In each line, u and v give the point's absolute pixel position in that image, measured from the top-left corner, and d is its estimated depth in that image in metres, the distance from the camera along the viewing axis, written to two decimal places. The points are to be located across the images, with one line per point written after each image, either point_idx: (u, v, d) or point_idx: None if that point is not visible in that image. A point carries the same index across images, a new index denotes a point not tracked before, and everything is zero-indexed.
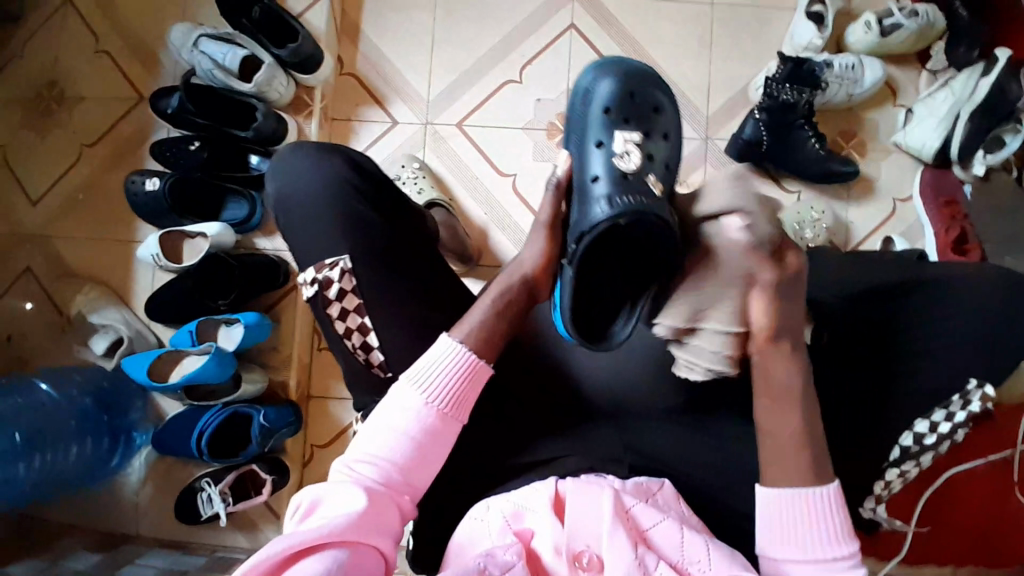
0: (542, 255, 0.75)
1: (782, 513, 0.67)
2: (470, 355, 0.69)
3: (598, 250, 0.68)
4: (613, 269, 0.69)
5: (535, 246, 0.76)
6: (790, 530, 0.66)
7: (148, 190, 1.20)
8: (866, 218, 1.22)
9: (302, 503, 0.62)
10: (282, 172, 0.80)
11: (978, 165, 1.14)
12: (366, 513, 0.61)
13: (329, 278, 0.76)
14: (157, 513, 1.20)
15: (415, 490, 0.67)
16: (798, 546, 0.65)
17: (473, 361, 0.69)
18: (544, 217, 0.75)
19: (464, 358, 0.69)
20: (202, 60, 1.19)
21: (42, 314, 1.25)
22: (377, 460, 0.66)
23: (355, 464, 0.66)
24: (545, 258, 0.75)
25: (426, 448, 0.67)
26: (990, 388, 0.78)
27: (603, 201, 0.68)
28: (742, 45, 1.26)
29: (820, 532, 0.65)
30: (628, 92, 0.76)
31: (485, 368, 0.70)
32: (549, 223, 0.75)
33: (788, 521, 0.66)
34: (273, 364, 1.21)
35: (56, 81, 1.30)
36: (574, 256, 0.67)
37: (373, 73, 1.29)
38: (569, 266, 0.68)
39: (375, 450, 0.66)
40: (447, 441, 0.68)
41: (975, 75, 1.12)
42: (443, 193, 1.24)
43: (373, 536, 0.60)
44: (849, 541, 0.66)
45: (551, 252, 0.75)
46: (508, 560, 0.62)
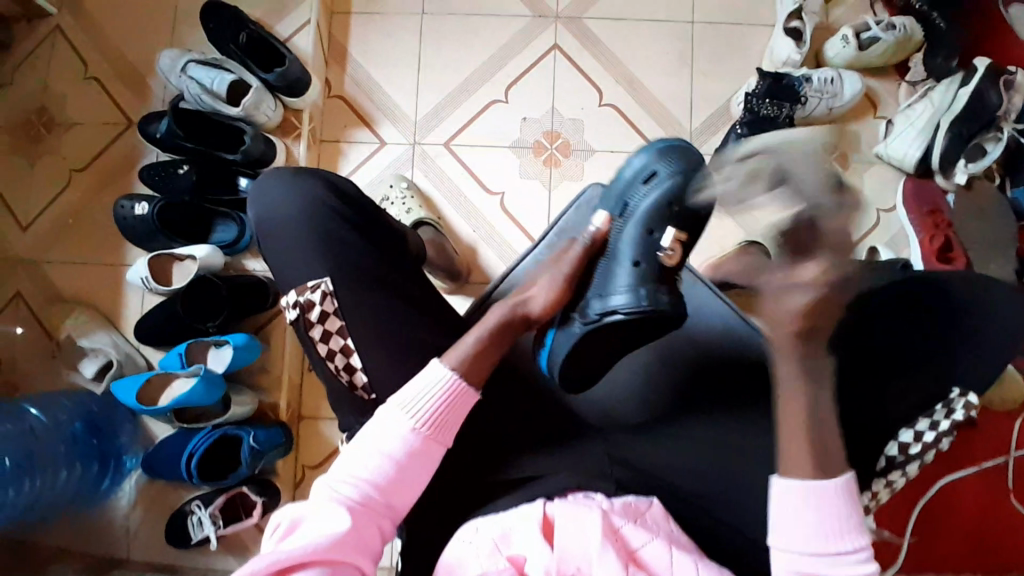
0: (553, 301, 0.77)
1: (790, 507, 0.62)
2: (458, 383, 0.69)
3: (608, 330, 0.75)
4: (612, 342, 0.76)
5: (549, 289, 0.77)
6: (798, 525, 0.61)
7: (137, 214, 1.20)
8: (850, 229, 1.23)
9: (282, 523, 0.62)
10: (263, 195, 0.81)
11: (960, 175, 1.16)
12: (348, 534, 0.62)
13: (310, 301, 0.77)
14: (147, 539, 1.19)
15: (398, 513, 0.67)
16: (805, 539, 0.61)
17: (462, 389, 0.70)
18: (568, 267, 0.78)
19: (455, 386, 0.69)
20: (190, 85, 1.20)
21: (32, 339, 1.25)
22: (358, 481, 0.65)
23: (337, 485, 0.65)
24: (554, 305, 0.76)
25: (408, 471, 0.67)
26: (973, 397, 0.80)
27: (630, 292, 0.73)
28: (723, 61, 1.28)
29: (827, 527, 0.60)
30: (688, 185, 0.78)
31: (470, 394, 0.70)
32: (570, 274, 0.78)
33: (796, 512, 0.61)
34: (263, 386, 1.22)
35: (46, 108, 1.31)
36: (594, 322, 0.74)
37: (361, 95, 1.31)
38: (582, 326, 0.74)
39: (357, 472, 0.66)
40: (431, 465, 0.68)
41: (955, 85, 1.15)
42: (431, 212, 1.25)
43: (354, 557, 0.61)
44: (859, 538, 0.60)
45: (562, 298, 0.77)
46: None
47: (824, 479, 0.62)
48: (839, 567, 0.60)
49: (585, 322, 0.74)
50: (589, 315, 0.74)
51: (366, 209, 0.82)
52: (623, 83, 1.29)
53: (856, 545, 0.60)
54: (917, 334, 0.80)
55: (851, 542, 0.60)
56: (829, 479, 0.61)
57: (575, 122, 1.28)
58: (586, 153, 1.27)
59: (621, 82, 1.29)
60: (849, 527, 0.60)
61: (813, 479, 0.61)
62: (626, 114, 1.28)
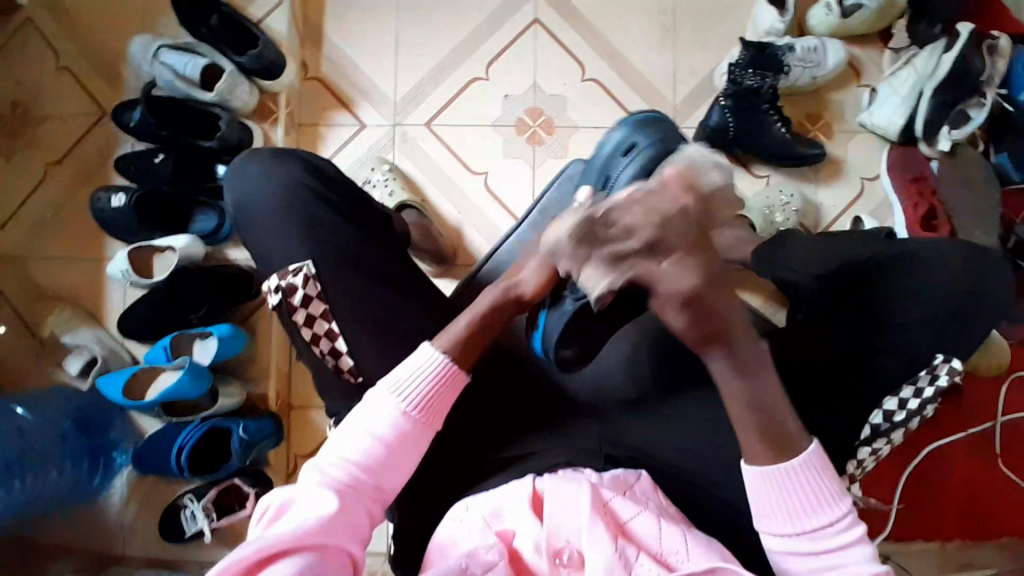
0: (543, 282, 0.77)
1: (768, 493, 0.63)
2: (450, 365, 0.70)
3: (601, 305, 0.76)
4: (605, 312, 0.77)
5: (538, 272, 0.78)
6: (777, 508, 0.62)
7: (114, 206, 1.18)
8: (836, 199, 1.23)
9: (272, 506, 0.62)
10: (239, 182, 0.80)
11: (944, 142, 1.15)
12: (337, 515, 0.61)
13: (292, 285, 0.75)
14: (141, 531, 1.19)
15: (386, 497, 0.67)
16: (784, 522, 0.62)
17: (452, 369, 0.70)
18: None
19: (445, 367, 0.69)
20: (164, 71, 1.18)
21: (12, 336, 1.23)
22: (348, 464, 0.66)
23: (327, 467, 0.66)
24: (544, 285, 0.77)
25: (399, 454, 0.67)
26: (957, 362, 0.81)
27: None
28: (706, 32, 1.26)
29: (803, 504, 0.62)
30: (668, 153, 0.78)
31: (462, 377, 0.71)
32: None
33: (770, 499, 0.63)
34: (252, 375, 1.21)
35: (15, 100, 1.28)
36: (584, 297, 0.75)
37: (339, 77, 1.28)
38: (574, 302, 0.76)
39: (348, 455, 0.66)
40: (420, 447, 0.69)
41: (937, 51, 1.14)
42: (415, 195, 1.23)
43: (344, 539, 0.61)
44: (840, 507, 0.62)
45: (551, 276, 0.78)
46: (491, 559, 0.62)
47: (793, 457, 0.62)
48: (823, 540, 0.62)
49: (576, 298, 0.76)
50: (579, 290, 0.76)
51: (347, 193, 0.81)
52: (605, 56, 1.27)
53: (835, 517, 0.62)
54: (902, 304, 0.80)
55: (830, 515, 0.62)
56: (800, 456, 0.62)
57: (557, 98, 1.26)
58: (570, 129, 1.25)
59: (604, 56, 1.27)
60: (825, 500, 0.62)
61: (775, 465, 0.62)
62: (608, 89, 1.26)
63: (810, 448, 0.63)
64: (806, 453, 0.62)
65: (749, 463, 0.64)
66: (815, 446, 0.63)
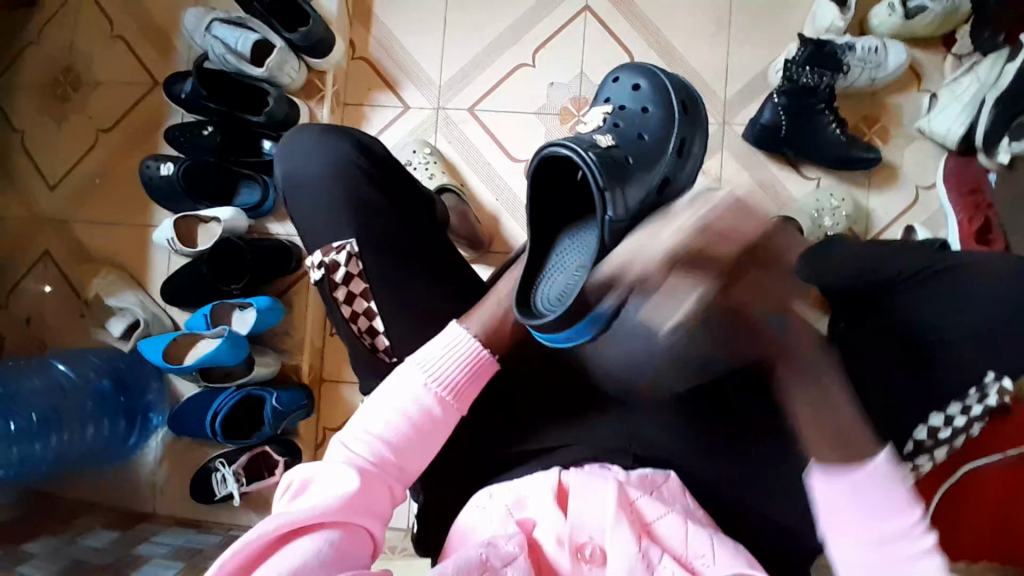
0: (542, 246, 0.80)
1: (837, 500, 0.60)
2: (480, 351, 0.70)
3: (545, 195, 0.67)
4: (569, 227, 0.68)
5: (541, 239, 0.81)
6: (852, 512, 0.59)
7: (163, 174, 1.21)
8: (887, 207, 1.20)
9: (294, 481, 0.63)
10: (284, 158, 0.82)
11: (1004, 154, 1.08)
12: (358, 495, 0.61)
13: (335, 262, 0.76)
14: (173, 492, 1.22)
15: (410, 475, 0.67)
16: (859, 528, 0.59)
17: (484, 357, 0.70)
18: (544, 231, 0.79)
19: (477, 353, 0.70)
20: (214, 45, 1.18)
21: (62, 297, 1.28)
22: (374, 439, 0.65)
23: (352, 441, 0.66)
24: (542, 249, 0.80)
25: (423, 435, 0.67)
26: (1008, 382, 0.80)
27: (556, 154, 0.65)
28: (762, 26, 1.22)
29: (888, 506, 0.58)
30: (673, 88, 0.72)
31: (491, 363, 0.71)
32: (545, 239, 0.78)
33: (846, 508, 0.59)
34: (287, 348, 1.23)
35: (71, 64, 1.31)
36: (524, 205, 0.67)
37: (386, 57, 1.29)
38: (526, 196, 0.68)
39: (374, 429, 0.66)
40: (445, 431, 0.68)
41: (1001, 61, 1.07)
42: (455, 179, 1.24)
43: (364, 517, 0.61)
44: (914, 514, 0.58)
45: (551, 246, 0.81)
46: (512, 551, 0.63)
47: (858, 466, 0.59)
48: (897, 548, 0.58)
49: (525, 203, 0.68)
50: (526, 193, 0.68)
51: (388, 171, 0.81)
52: (655, 47, 1.25)
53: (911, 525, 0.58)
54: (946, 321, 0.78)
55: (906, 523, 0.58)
56: (865, 465, 0.59)
57: None
58: None
59: (653, 48, 1.25)
60: (900, 507, 0.58)
61: (852, 468, 0.59)
62: None
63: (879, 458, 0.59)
64: (876, 460, 0.59)
65: (817, 465, 0.61)
66: (885, 454, 0.60)
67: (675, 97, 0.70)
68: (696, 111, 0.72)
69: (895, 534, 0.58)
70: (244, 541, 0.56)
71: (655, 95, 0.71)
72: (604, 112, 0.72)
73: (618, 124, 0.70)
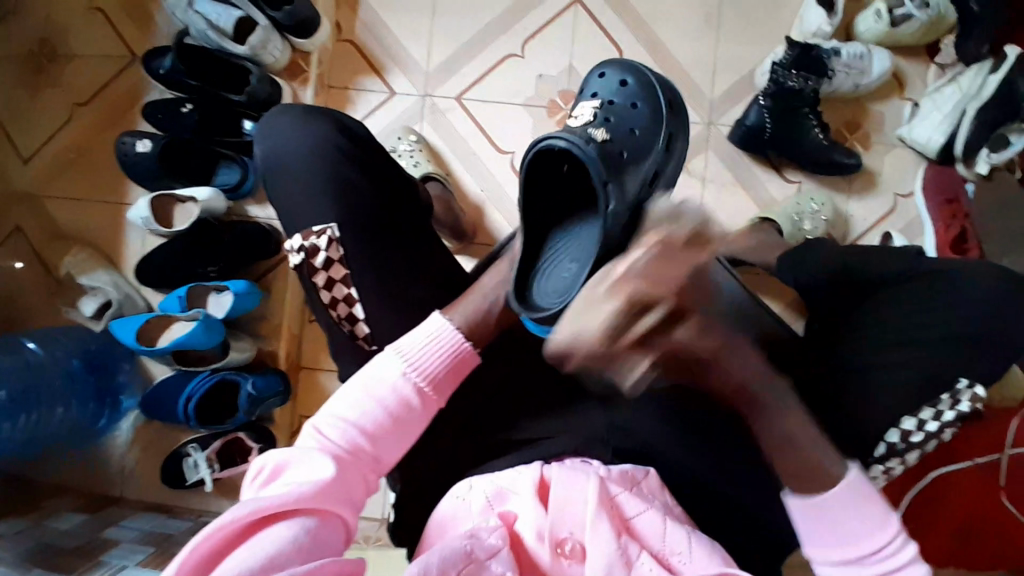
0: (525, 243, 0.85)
1: (818, 515, 0.65)
2: (460, 343, 0.71)
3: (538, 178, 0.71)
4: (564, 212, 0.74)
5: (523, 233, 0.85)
6: (829, 530, 0.64)
7: (139, 151, 1.17)
8: (867, 211, 1.21)
9: (265, 465, 0.61)
10: (267, 137, 0.80)
11: (983, 165, 1.12)
12: (335, 482, 0.60)
13: (315, 246, 0.75)
14: (143, 476, 1.20)
15: (383, 463, 0.67)
16: (835, 545, 0.64)
17: (465, 348, 0.71)
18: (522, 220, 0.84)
19: (458, 343, 0.71)
20: (196, 21, 1.15)
21: (32, 274, 1.24)
22: (347, 426, 0.65)
23: (325, 428, 0.65)
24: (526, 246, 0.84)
25: (398, 424, 0.67)
26: (981, 389, 0.78)
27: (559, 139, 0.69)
28: (751, 28, 1.23)
29: (859, 521, 0.64)
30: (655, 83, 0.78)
31: (471, 357, 0.72)
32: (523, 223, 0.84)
33: (822, 522, 0.65)
34: (264, 333, 1.21)
35: (48, 36, 1.27)
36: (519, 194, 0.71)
37: (373, 42, 1.27)
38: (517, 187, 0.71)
39: (349, 416, 0.66)
40: (421, 422, 0.68)
41: (983, 72, 1.10)
42: (439, 167, 1.23)
43: (339, 506, 0.60)
44: (887, 527, 0.63)
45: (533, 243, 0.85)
46: (495, 543, 0.63)
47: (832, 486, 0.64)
48: (876, 557, 0.63)
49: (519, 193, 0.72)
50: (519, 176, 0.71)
51: (373, 155, 0.81)
52: (644, 44, 1.24)
53: (885, 537, 0.63)
54: (924, 325, 0.80)
55: (878, 536, 0.63)
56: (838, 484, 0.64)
57: None
58: None
59: (643, 45, 1.24)
60: (874, 522, 0.63)
61: (820, 495, 0.64)
62: None
63: (850, 476, 0.64)
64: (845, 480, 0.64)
65: (796, 492, 0.66)
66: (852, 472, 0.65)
67: (661, 95, 0.78)
68: (678, 108, 0.80)
69: (867, 551, 0.63)
70: (210, 530, 0.53)
71: (639, 89, 0.78)
72: (593, 107, 0.77)
73: (609, 119, 0.75)
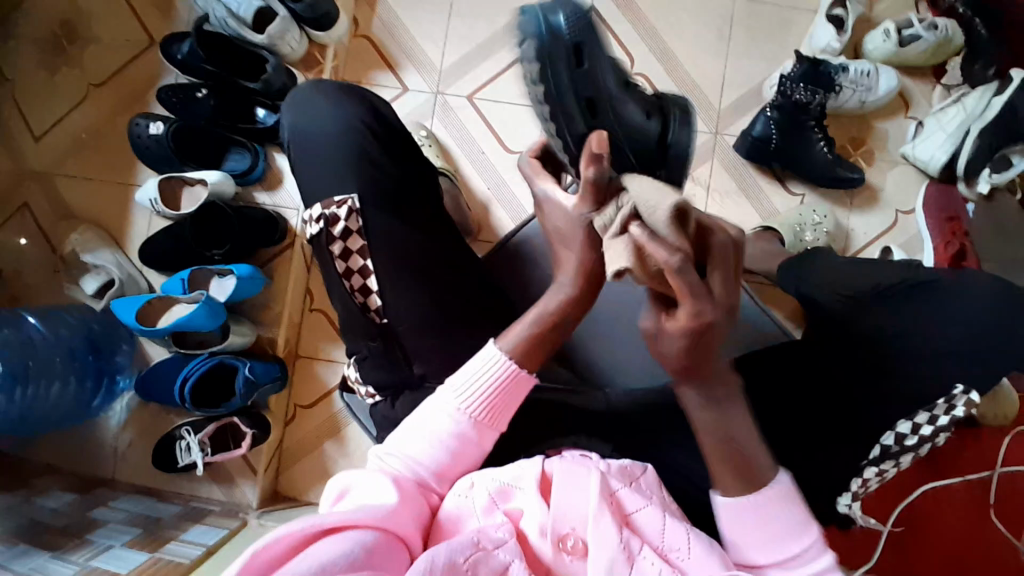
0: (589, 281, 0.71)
1: (742, 520, 0.63)
2: (514, 370, 0.70)
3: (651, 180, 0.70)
4: None
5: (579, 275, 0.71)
6: (754, 532, 0.63)
7: (151, 134, 1.18)
8: (867, 226, 1.22)
9: (333, 493, 0.64)
10: (297, 111, 0.87)
11: (983, 185, 1.14)
12: (396, 506, 0.61)
13: (335, 215, 0.82)
14: (135, 458, 1.20)
15: (447, 489, 0.69)
16: (758, 548, 0.63)
17: (522, 377, 0.71)
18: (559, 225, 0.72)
19: (512, 372, 0.70)
20: (217, 7, 1.17)
21: (36, 251, 1.24)
22: (412, 462, 0.68)
23: (393, 461, 0.68)
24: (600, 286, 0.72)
25: (461, 456, 0.69)
26: (976, 395, 0.79)
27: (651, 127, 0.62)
28: (761, 41, 1.25)
29: (785, 529, 0.63)
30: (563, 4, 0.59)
31: (526, 380, 0.71)
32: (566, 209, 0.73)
33: (745, 524, 0.63)
34: (265, 320, 1.21)
35: (68, 17, 1.28)
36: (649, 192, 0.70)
37: (388, 38, 1.29)
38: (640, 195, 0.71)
39: (414, 454, 0.68)
40: (483, 449, 0.70)
41: (989, 93, 1.12)
42: (448, 164, 1.24)
43: (402, 528, 0.60)
44: (811, 535, 0.63)
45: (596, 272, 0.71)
46: (501, 538, 0.62)
47: (756, 492, 0.63)
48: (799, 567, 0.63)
49: None
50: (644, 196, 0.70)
51: (393, 129, 0.88)
52: (656, 53, 1.26)
53: (806, 546, 0.63)
54: (922, 329, 0.81)
55: (801, 543, 0.63)
56: (768, 488, 0.63)
57: None
58: None
59: (654, 53, 1.26)
60: (797, 528, 0.63)
61: (753, 493, 0.63)
62: (656, 88, 1.26)
63: (777, 482, 0.64)
64: (774, 483, 0.63)
65: (721, 493, 0.64)
66: (781, 479, 0.64)
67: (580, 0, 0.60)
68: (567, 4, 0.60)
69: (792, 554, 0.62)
70: (272, 537, 0.52)
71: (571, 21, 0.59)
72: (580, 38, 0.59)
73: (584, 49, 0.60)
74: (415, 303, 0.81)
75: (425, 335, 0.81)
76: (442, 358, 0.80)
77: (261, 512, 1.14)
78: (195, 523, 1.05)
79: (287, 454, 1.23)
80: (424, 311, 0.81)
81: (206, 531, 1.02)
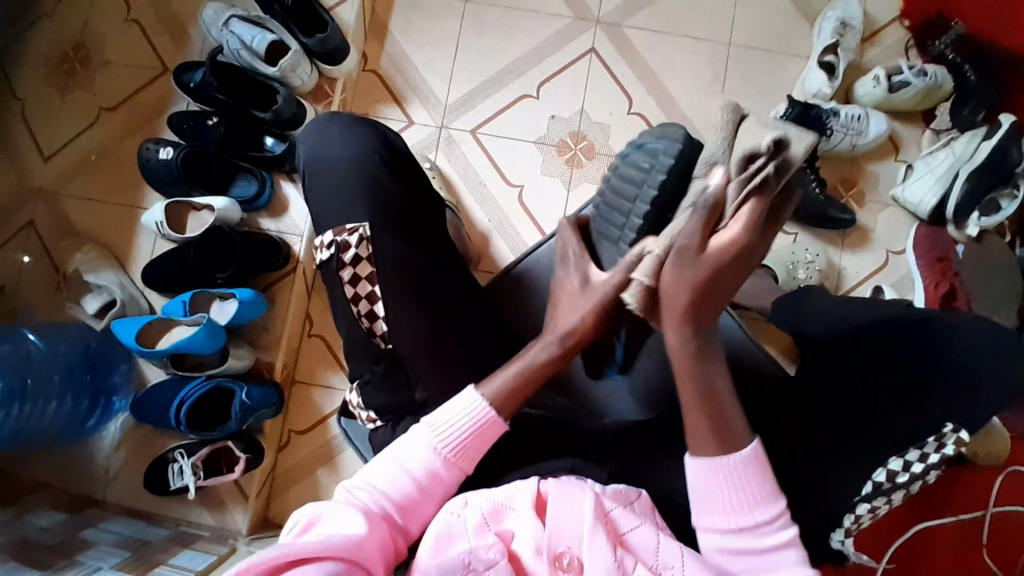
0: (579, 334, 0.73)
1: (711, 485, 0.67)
2: (490, 414, 0.71)
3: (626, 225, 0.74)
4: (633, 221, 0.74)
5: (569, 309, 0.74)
6: (721, 504, 0.67)
7: (161, 158, 1.21)
8: (859, 265, 1.25)
9: (300, 520, 0.64)
10: (311, 140, 0.91)
11: (972, 228, 1.16)
12: (361, 537, 0.62)
13: (347, 242, 0.84)
14: (125, 480, 1.19)
15: (412, 529, 0.69)
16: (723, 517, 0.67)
17: (492, 420, 0.71)
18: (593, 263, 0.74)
19: (484, 418, 0.71)
20: (230, 39, 1.21)
21: (38, 269, 1.25)
22: (377, 491, 0.68)
23: (354, 490, 0.68)
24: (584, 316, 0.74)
25: (427, 493, 0.69)
26: (965, 434, 0.80)
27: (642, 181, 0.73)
28: (755, 84, 1.29)
29: (747, 500, 0.66)
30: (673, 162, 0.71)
31: (498, 426, 0.72)
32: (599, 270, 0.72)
33: (715, 489, 0.67)
34: (264, 345, 1.22)
35: (82, 42, 1.32)
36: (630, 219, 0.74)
37: (395, 73, 1.33)
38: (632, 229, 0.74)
39: (379, 483, 0.68)
40: (447, 490, 0.71)
41: (976, 139, 1.16)
42: (451, 195, 1.27)
43: (365, 561, 0.62)
44: (773, 505, 0.67)
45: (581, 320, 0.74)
46: (491, 558, 0.63)
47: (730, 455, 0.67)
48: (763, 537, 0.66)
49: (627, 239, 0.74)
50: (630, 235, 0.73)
51: (400, 159, 0.92)
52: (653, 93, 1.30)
53: (770, 515, 0.66)
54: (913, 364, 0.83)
55: (764, 512, 0.66)
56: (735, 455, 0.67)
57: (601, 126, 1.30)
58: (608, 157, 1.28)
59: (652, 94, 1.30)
60: (762, 499, 0.66)
61: (723, 457, 0.66)
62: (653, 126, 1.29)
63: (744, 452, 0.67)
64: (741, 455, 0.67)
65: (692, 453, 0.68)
66: (751, 447, 0.67)
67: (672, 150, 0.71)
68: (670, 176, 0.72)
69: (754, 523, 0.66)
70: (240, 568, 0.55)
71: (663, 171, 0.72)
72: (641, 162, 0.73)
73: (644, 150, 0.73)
74: (416, 324, 0.82)
75: (425, 355, 0.82)
76: (440, 380, 0.81)
77: (250, 540, 1.13)
78: (185, 547, 1.04)
79: (279, 480, 1.22)
80: (425, 334, 0.82)
81: (195, 556, 1.01)
